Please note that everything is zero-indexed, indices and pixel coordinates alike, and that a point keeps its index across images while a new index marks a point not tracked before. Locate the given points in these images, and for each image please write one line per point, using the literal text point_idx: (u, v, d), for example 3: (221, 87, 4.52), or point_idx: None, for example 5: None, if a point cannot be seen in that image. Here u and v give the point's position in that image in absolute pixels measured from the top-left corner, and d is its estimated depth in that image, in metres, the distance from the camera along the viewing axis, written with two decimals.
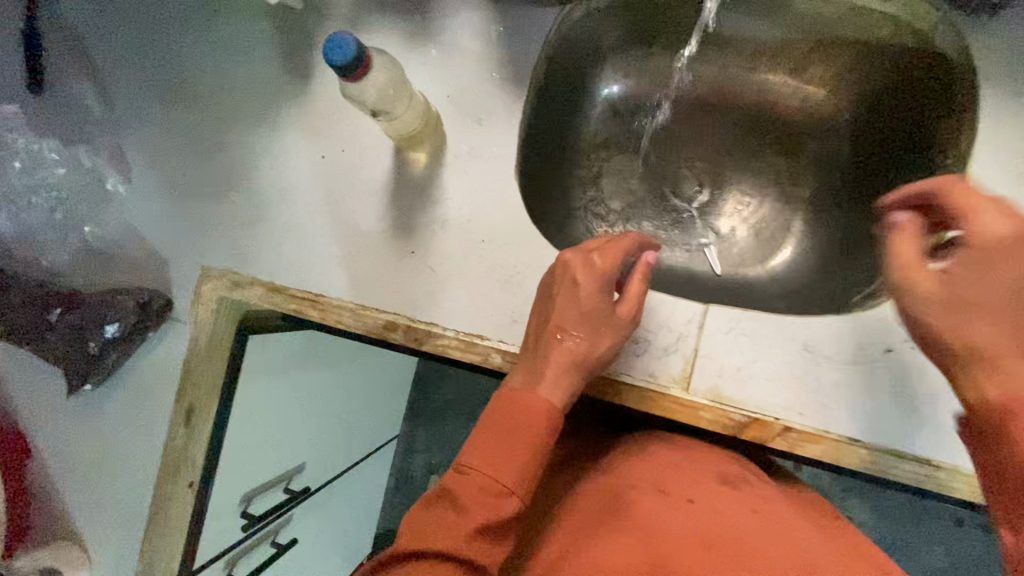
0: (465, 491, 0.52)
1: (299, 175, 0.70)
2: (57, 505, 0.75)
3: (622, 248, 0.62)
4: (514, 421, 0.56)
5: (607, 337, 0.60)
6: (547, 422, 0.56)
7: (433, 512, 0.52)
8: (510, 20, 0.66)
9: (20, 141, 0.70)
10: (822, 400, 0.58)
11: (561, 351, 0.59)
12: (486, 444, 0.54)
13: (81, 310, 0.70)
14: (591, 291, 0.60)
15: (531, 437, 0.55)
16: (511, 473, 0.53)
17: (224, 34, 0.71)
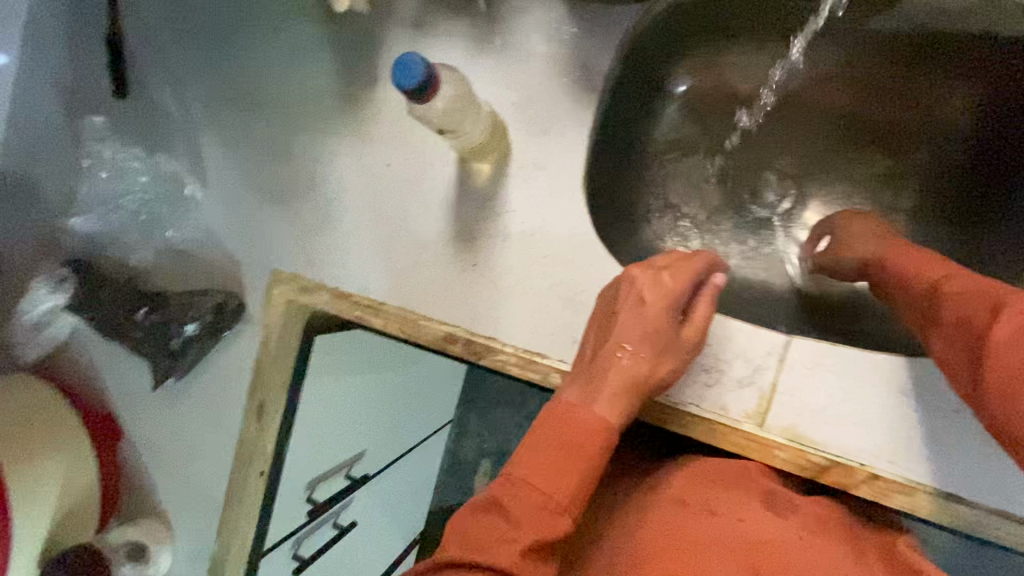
0: (517, 507, 0.48)
1: (363, 183, 0.70)
2: (145, 484, 0.82)
3: (692, 268, 0.58)
4: (570, 436, 0.51)
5: (669, 360, 0.56)
6: (605, 441, 0.52)
7: (481, 526, 0.49)
8: (582, 22, 0.62)
9: (108, 153, 0.76)
10: (916, 449, 0.53)
11: (619, 370, 0.55)
12: (541, 459, 0.50)
13: (164, 310, 0.74)
14: (656, 310, 0.56)
15: (588, 455, 0.51)
16: (565, 490, 0.49)
17: (294, 39, 0.71)
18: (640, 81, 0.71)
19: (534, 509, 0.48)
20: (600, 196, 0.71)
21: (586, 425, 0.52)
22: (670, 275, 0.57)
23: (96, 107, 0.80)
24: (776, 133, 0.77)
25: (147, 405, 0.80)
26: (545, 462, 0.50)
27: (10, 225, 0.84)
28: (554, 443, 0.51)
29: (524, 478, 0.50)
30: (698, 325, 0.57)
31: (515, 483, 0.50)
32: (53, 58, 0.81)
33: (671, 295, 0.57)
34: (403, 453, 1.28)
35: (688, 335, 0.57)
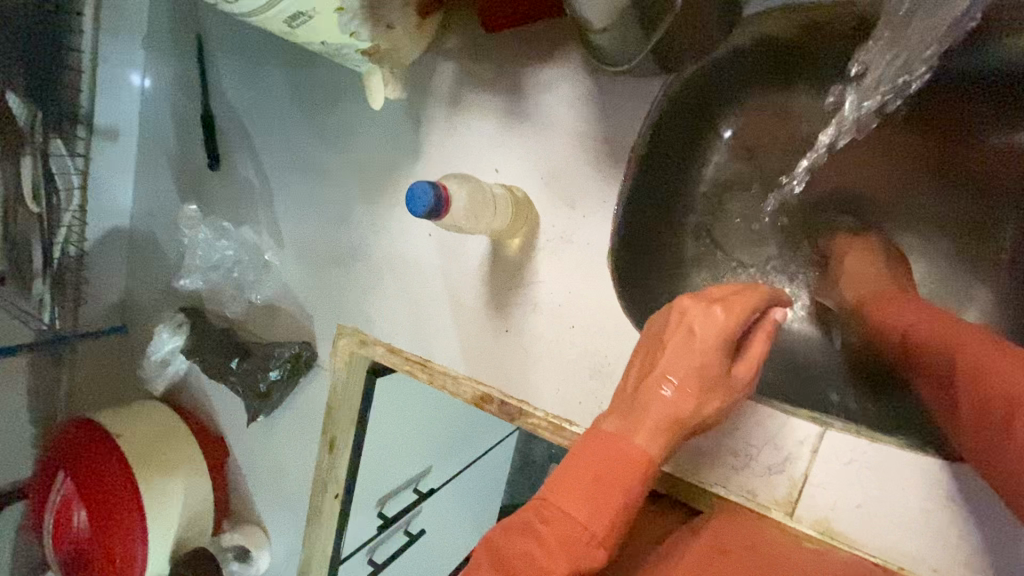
0: (550, 532, 0.46)
1: (411, 250, 0.76)
2: (248, 497, 0.97)
3: (751, 301, 0.52)
4: (611, 467, 0.48)
5: (716, 400, 0.51)
6: (645, 477, 0.48)
7: (514, 544, 0.47)
8: (608, 92, 0.61)
9: (202, 235, 0.89)
10: (967, 563, 0.49)
11: (661, 405, 0.50)
12: (578, 487, 0.47)
13: (253, 358, 0.86)
14: (708, 345, 0.50)
15: (630, 491, 0.47)
16: (603, 523, 0.47)
17: (347, 117, 0.78)
18: (684, 129, 0.67)
19: (568, 538, 0.46)
20: (639, 254, 0.68)
21: (627, 458, 0.48)
22: (725, 309, 0.51)
23: (198, 178, 0.93)
24: (842, 179, 0.69)
25: (246, 432, 0.94)
26: (582, 489, 0.47)
27: (141, 277, 1.02)
28: (593, 473, 0.48)
29: (559, 505, 0.47)
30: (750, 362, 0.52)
31: (549, 506, 0.48)
32: (165, 137, 0.96)
33: (724, 328, 0.50)
34: (470, 463, 1.37)
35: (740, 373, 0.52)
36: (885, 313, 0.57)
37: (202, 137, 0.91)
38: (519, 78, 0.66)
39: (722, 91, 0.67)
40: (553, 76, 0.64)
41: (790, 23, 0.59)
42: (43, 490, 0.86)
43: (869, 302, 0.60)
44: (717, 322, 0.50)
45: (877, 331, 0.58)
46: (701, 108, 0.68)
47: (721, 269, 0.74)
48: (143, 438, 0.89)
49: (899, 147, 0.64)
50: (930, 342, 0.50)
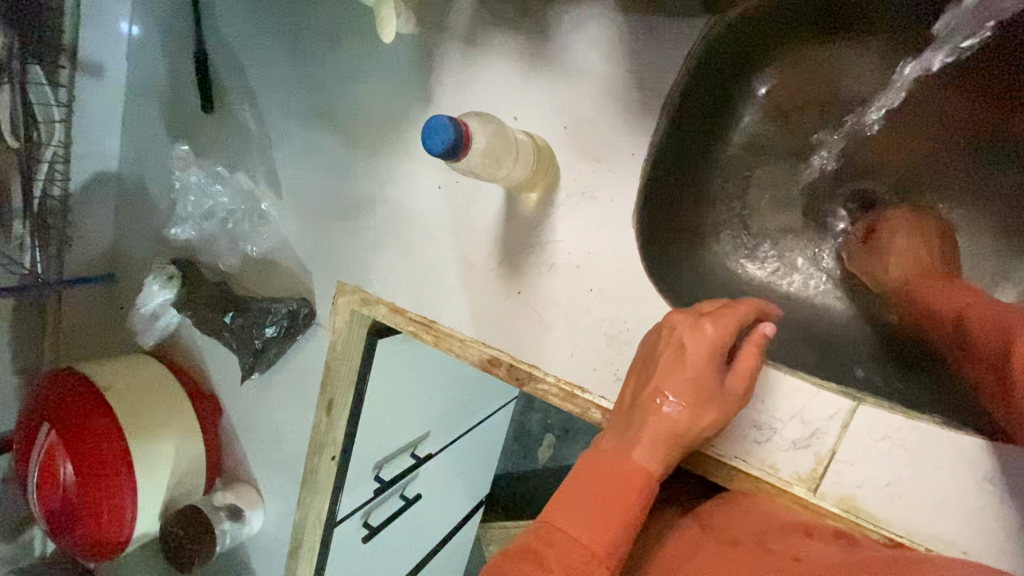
0: (554, 555, 0.43)
1: (420, 204, 0.71)
2: (241, 456, 0.94)
3: (739, 316, 0.49)
4: (610, 484, 0.45)
5: (712, 412, 0.48)
6: (645, 492, 0.45)
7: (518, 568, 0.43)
8: (642, 34, 0.56)
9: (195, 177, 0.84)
10: (999, 543, 0.47)
11: (659, 421, 0.47)
12: (577, 502, 0.45)
13: (247, 314, 0.82)
14: (699, 359, 0.48)
15: (630, 502, 0.45)
16: (606, 539, 0.43)
17: (353, 57, 0.72)
18: (719, 83, 0.62)
19: (572, 560, 0.42)
20: (664, 215, 0.64)
21: (626, 473, 0.46)
22: (715, 322, 0.48)
23: (190, 121, 0.87)
24: (884, 143, 0.65)
25: (240, 390, 0.91)
26: (583, 506, 0.45)
27: (130, 224, 0.97)
28: (591, 491, 0.45)
29: (560, 526, 0.44)
30: (744, 373, 0.49)
31: (550, 526, 0.45)
32: (154, 75, 0.89)
33: (713, 341, 0.48)
34: (469, 430, 1.34)
35: (735, 387, 0.48)
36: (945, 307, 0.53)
37: (193, 75, 0.84)
38: (543, 17, 0.60)
39: (765, 42, 0.61)
40: (581, 15, 0.58)
41: None
42: (25, 442, 0.83)
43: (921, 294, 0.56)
44: (715, 334, 0.48)
45: (932, 327, 0.54)
46: (740, 63, 0.62)
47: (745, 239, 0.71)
48: (131, 393, 0.85)
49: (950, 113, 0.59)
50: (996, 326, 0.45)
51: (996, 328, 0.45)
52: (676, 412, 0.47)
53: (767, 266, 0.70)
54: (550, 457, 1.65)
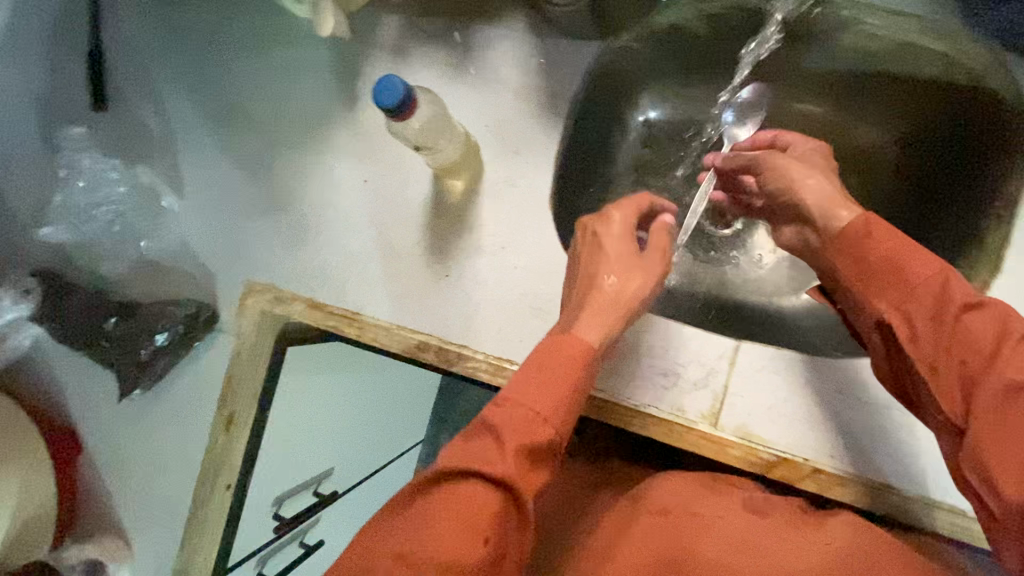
0: (500, 417, 0.41)
1: (344, 199, 0.72)
2: (108, 498, 0.80)
3: (637, 204, 0.57)
4: (554, 355, 0.46)
5: (641, 278, 0.53)
6: (589, 362, 0.46)
7: (471, 446, 0.40)
8: (550, 49, 0.68)
9: (87, 161, 0.75)
10: (855, 445, 0.58)
11: (598, 294, 0.51)
12: (533, 379, 0.44)
13: (133, 320, 0.73)
14: (612, 238, 0.54)
15: (578, 371, 0.45)
16: (552, 401, 0.43)
17: (276, 62, 0.74)
18: (606, 103, 0.76)
19: (518, 417, 0.41)
20: (570, 208, 0.74)
21: (573, 347, 0.46)
22: (616, 210, 0.56)
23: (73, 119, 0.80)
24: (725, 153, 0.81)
25: (113, 417, 0.79)
26: (536, 381, 0.43)
27: None
28: (535, 362, 0.45)
29: (508, 392, 0.43)
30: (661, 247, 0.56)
31: (502, 401, 0.42)
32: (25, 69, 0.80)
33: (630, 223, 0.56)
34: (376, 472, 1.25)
35: (658, 258, 0.55)
36: (903, 280, 0.42)
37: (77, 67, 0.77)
38: (466, 34, 0.70)
39: (639, 78, 0.78)
40: (498, 35, 0.69)
41: (691, 11, 0.69)
42: None
43: (876, 253, 0.44)
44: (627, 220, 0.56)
45: (883, 288, 0.44)
46: (620, 92, 0.77)
47: None
48: None
49: (778, 114, 0.78)
50: (978, 349, 0.38)
51: (956, 352, 0.39)
52: (617, 280, 0.52)
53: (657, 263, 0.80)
54: None
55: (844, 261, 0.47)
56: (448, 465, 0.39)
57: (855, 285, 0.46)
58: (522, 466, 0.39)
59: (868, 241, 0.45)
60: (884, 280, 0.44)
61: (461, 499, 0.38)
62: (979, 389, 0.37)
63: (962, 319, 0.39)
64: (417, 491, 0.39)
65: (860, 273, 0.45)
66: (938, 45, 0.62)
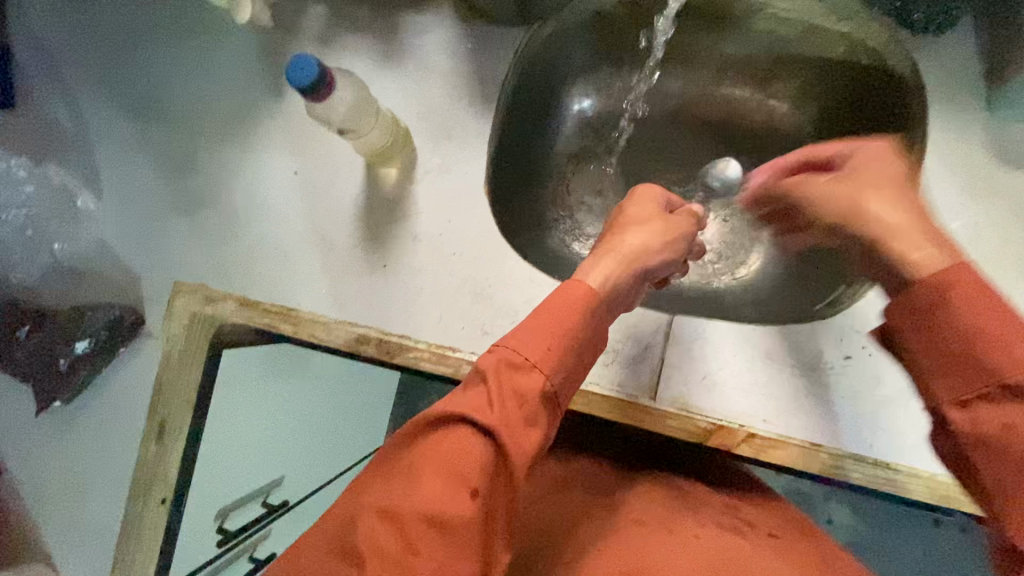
0: (494, 360, 0.40)
1: (275, 192, 0.70)
2: (29, 523, 0.75)
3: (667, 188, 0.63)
4: (561, 298, 0.44)
5: (658, 234, 0.55)
6: (591, 308, 0.44)
7: (461, 395, 0.40)
8: (478, 38, 0.69)
9: None
10: (786, 408, 0.60)
11: (622, 242, 0.53)
12: (528, 320, 0.43)
13: (49, 327, 0.70)
14: (643, 203, 0.58)
15: (576, 316, 0.44)
16: (547, 348, 0.42)
17: (196, 54, 0.72)
18: (537, 91, 0.78)
19: (506, 360, 0.41)
20: (506, 196, 0.75)
21: (573, 290, 0.45)
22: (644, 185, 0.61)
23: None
24: (656, 137, 0.83)
25: (32, 434, 0.73)
26: (530, 326, 0.42)
27: None
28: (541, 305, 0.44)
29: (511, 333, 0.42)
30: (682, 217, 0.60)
31: (498, 344, 0.42)
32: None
33: (649, 193, 0.60)
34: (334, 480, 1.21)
35: (682, 222, 0.59)
36: (980, 368, 0.37)
37: None
38: (393, 23, 0.69)
39: (569, 67, 0.79)
40: (425, 24, 0.69)
41: None
42: None
43: (948, 328, 0.39)
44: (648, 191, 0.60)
45: (957, 375, 0.39)
46: (552, 81, 0.79)
47: (576, 232, 0.83)
48: None
49: (696, 97, 0.81)
50: None
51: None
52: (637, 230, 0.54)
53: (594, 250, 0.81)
54: None
55: (912, 333, 0.41)
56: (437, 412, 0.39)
57: (927, 372, 0.40)
58: (511, 417, 0.39)
59: (950, 313, 0.39)
60: (960, 368, 0.39)
61: (448, 453, 0.37)
62: None
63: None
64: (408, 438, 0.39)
65: (932, 349, 0.40)
66: (843, 26, 0.67)
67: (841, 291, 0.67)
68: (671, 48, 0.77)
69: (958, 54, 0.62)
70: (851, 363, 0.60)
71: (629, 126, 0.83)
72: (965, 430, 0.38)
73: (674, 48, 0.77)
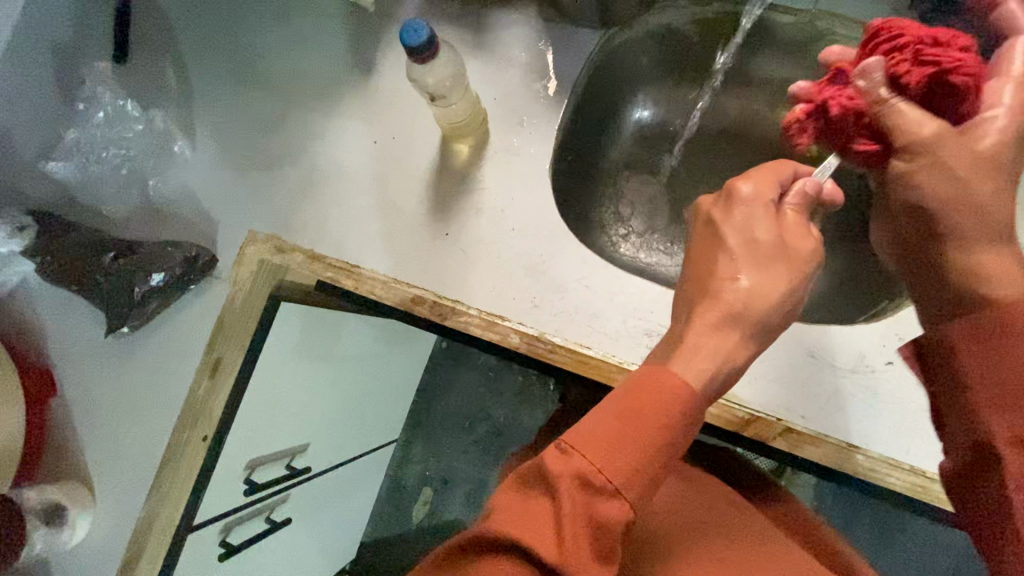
0: (568, 477, 0.39)
1: (353, 158, 0.75)
2: (76, 443, 0.78)
3: (773, 174, 0.53)
4: (648, 403, 0.42)
5: (778, 277, 0.48)
6: (682, 418, 0.42)
7: (525, 514, 0.38)
8: (556, 38, 0.75)
9: (107, 95, 0.77)
10: (823, 405, 0.61)
11: (724, 299, 0.47)
12: (605, 429, 0.41)
13: (134, 257, 0.74)
14: (747, 218, 0.50)
15: (660, 428, 0.41)
16: (627, 468, 0.40)
17: (299, 27, 0.78)
18: (602, 96, 0.83)
19: (580, 479, 0.39)
20: (563, 186, 0.81)
21: (661, 387, 0.43)
22: (745, 183, 0.51)
23: (83, 57, 0.79)
24: (707, 149, 0.88)
25: (96, 358, 0.78)
26: (609, 438, 0.41)
27: None
28: (621, 409, 0.42)
29: (584, 438, 0.41)
30: (801, 231, 0.51)
31: (572, 452, 0.40)
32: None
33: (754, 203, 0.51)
34: (352, 459, 1.23)
35: (803, 243, 0.50)
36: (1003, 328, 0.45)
37: (102, 12, 0.79)
38: (482, 17, 0.76)
39: (634, 77, 0.85)
40: (511, 20, 0.75)
41: (684, 14, 0.77)
42: None
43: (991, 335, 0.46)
44: (748, 203, 0.50)
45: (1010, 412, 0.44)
46: (618, 88, 0.85)
47: (626, 231, 0.87)
48: None
49: (753, 115, 0.85)
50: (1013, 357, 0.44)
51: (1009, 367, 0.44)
52: (747, 283, 0.48)
53: (636, 249, 0.86)
54: (426, 514, 1.55)
55: (966, 345, 0.47)
56: (492, 533, 0.38)
57: (987, 398, 0.45)
58: (581, 553, 0.37)
59: (1008, 341, 0.45)
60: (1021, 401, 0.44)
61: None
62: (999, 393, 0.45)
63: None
64: (464, 551, 0.39)
65: (985, 379, 0.45)
66: None
67: (886, 304, 0.70)
68: (731, 67, 0.82)
69: None
70: (891, 368, 0.61)
71: (681, 137, 0.88)
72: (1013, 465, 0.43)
73: (735, 65, 0.82)
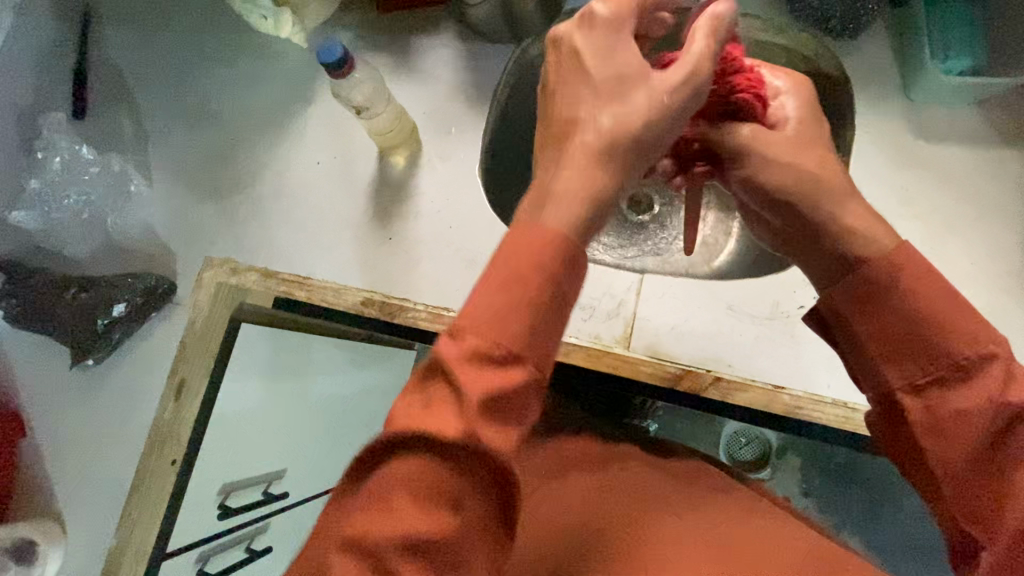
0: (461, 353, 0.34)
1: (300, 179, 0.81)
2: (46, 480, 0.80)
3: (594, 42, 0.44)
4: (526, 259, 0.37)
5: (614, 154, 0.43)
6: (565, 261, 0.37)
7: (427, 408, 0.34)
8: (475, 55, 0.83)
9: (64, 142, 0.82)
10: (745, 352, 0.66)
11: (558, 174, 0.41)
12: (487, 297, 0.36)
13: (94, 290, 0.79)
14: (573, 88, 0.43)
15: (545, 283, 0.37)
16: (521, 332, 0.35)
17: (243, 69, 0.85)
18: None
19: (475, 353, 0.34)
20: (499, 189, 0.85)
21: (539, 241, 0.37)
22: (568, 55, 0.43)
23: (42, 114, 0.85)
24: None
25: (63, 394, 0.80)
26: (495, 310, 0.35)
27: None
28: (504, 273, 0.36)
29: (467, 312, 0.36)
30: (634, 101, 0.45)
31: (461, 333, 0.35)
32: None
33: (622, 84, 0.43)
34: None
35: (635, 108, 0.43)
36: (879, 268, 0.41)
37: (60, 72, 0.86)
38: (408, 45, 0.84)
39: None
40: (434, 45, 0.83)
41: None
42: None
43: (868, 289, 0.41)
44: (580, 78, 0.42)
45: (904, 356, 0.39)
46: None
47: None
48: None
49: None
50: (907, 298, 0.39)
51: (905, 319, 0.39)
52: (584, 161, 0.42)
53: None
54: None
55: (846, 307, 0.41)
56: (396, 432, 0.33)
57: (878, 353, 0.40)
58: (491, 426, 0.33)
59: (881, 292, 0.40)
60: (908, 350, 0.39)
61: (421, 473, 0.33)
62: (905, 343, 0.39)
63: (990, 430, 0.36)
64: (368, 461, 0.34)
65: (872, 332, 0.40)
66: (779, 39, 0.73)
67: None
68: None
69: (878, 50, 0.72)
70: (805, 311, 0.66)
71: None
72: (917, 412, 0.38)
73: None
